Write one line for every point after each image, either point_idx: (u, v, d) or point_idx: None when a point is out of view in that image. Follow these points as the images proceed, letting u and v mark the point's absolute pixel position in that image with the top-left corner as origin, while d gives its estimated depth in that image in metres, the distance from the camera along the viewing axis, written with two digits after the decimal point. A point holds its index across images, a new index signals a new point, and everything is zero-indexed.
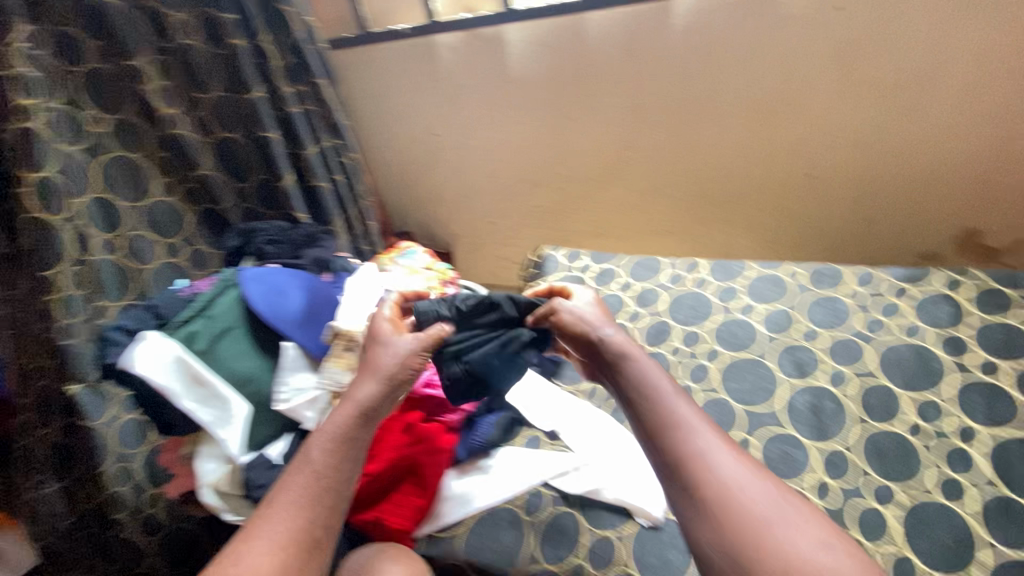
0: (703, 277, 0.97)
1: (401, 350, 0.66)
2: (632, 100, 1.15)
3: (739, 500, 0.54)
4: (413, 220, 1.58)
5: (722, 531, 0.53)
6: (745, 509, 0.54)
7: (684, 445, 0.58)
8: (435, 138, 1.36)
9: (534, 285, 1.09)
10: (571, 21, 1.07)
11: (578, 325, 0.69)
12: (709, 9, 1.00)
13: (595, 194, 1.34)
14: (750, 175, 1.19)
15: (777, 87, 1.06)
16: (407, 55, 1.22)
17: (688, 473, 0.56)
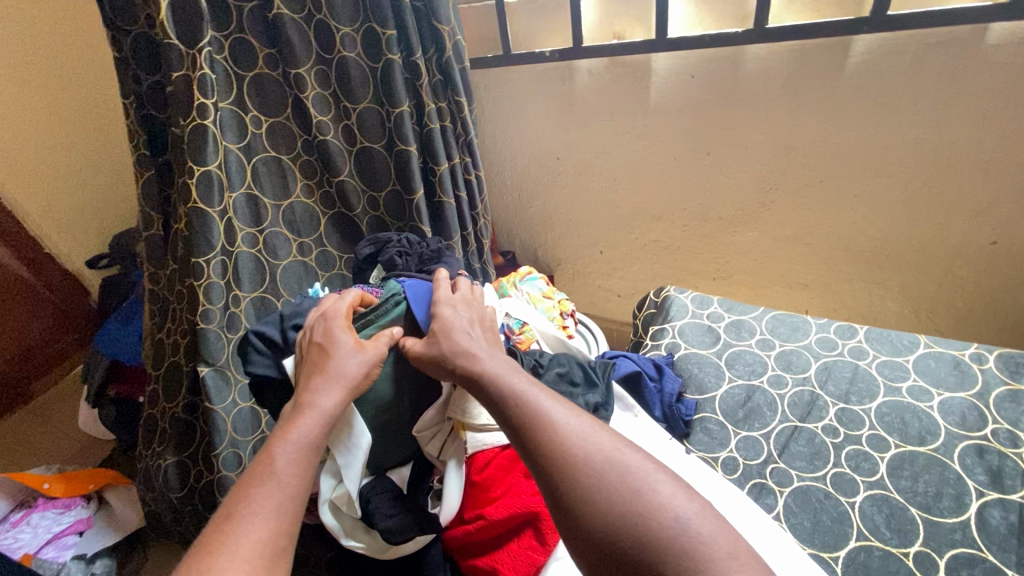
0: (860, 345, 0.85)
1: (349, 366, 0.61)
2: (783, 139, 1.05)
3: (644, 495, 0.47)
4: (520, 240, 1.56)
5: (633, 547, 0.45)
6: (642, 499, 0.47)
7: (587, 456, 0.50)
8: (557, 162, 1.34)
9: (656, 327, 1.01)
10: (728, 53, 1.00)
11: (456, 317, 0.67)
12: (895, 48, 0.89)
13: (722, 235, 1.25)
14: (914, 232, 1.05)
15: (967, 139, 0.92)
16: (544, 78, 1.21)
17: (597, 491, 0.48)
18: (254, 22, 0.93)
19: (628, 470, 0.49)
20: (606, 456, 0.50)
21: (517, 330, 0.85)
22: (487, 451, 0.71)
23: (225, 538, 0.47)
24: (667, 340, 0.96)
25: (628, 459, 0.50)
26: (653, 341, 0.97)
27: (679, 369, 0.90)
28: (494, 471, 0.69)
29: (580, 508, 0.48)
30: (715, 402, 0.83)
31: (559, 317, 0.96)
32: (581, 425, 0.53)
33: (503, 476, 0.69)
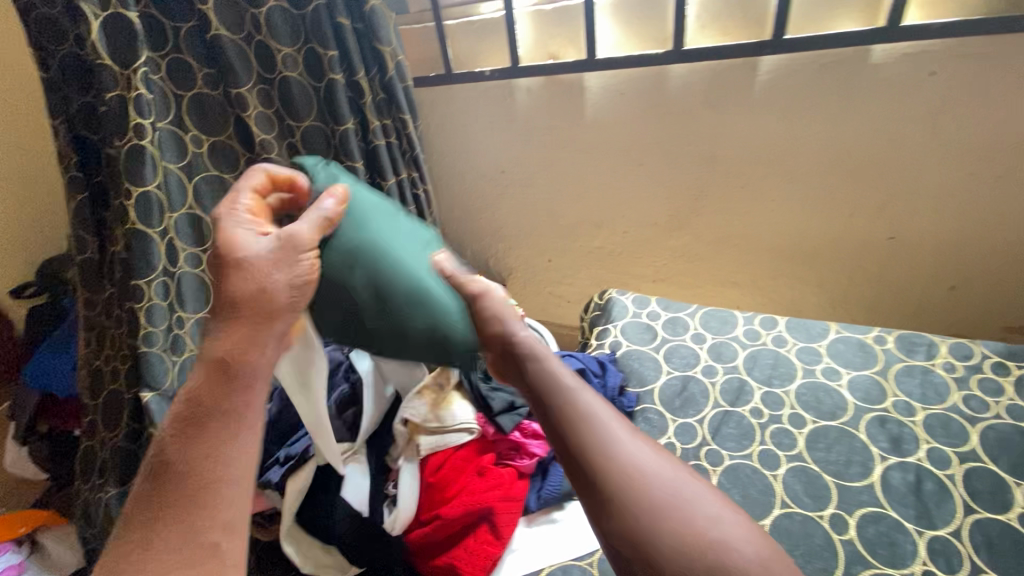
0: (780, 334, 0.94)
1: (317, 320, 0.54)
2: (707, 149, 1.14)
3: (689, 511, 0.47)
4: (471, 252, 1.59)
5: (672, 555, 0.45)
6: (684, 510, 0.47)
7: (643, 476, 0.48)
8: (502, 175, 1.39)
9: (600, 327, 1.07)
10: (653, 72, 1.09)
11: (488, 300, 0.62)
12: (796, 68, 0.99)
13: (659, 240, 1.34)
14: (825, 231, 1.16)
15: (862, 147, 1.03)
16: (486, 96, 1.26)
17: (644, 513, 0.47)
18: (191, 44, 0.93)
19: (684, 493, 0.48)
20: (658, 478, 0.49)
21: None
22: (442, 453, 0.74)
23: (187, 511, 0.44)
24: (610, 339, 1.02)
25: (682, 484, 0.49)
26: (598, 341, 1.03)
27: (621, 365, 0.96)
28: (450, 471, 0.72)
29: (623, 516, 0.46)
30: (654, 394, 0.89)
31: None
32: (636, 443, 0.51)
33: (458, 475, 0.72)
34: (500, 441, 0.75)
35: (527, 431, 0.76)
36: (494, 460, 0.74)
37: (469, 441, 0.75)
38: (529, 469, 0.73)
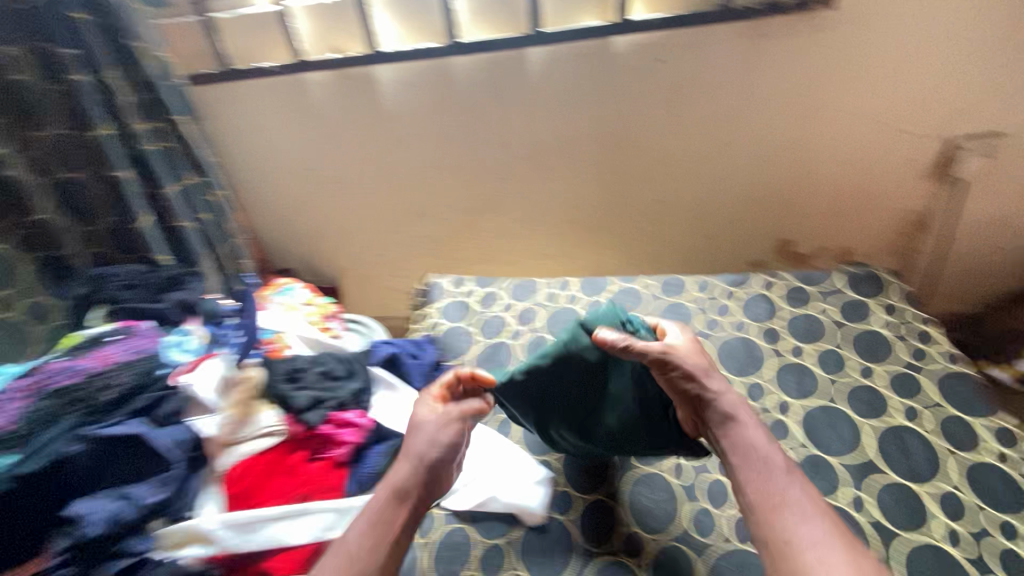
0: (574, 293, 1.07)
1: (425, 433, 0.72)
2: (500, 133, 1.24)
3: (785, 538, 0.60)
4: (296, 255, 1.53)
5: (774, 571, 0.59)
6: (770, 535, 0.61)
7: (763, 474, 0.66)
8: (313, 173, 1.36)
9: (421, 311, 1.11)
10: (438, 64, 1.14)
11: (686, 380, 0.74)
12: (558, 57, 1.11)
13: (477, 222, 1.41)
14: (610, 200, 1.33)
15: (623, 125, 1.20)
16: (277, 92, 1.22)
17: (760, 510, 0.64)
18: None
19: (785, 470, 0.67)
20: (743, 471, 0.67)
21: (269, 339, 0.90)
22: (244, 463, 0.73)
23: None
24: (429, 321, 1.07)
25: (780, 475, 0.66)
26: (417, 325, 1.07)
27: (439, 342, 1.01)
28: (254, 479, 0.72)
29: (781, 543, 0.60)
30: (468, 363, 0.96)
31: (319, 319, 1.01)
32: (741, 448, 0.69)
33: (266, 481, 0.73)
34: (312, 438, 0.77)
35: (337, 422, 0.77)
36: (307, 457, 0.76)
37: (277, 444, 0.75)
38: (342, 458, 0.76)
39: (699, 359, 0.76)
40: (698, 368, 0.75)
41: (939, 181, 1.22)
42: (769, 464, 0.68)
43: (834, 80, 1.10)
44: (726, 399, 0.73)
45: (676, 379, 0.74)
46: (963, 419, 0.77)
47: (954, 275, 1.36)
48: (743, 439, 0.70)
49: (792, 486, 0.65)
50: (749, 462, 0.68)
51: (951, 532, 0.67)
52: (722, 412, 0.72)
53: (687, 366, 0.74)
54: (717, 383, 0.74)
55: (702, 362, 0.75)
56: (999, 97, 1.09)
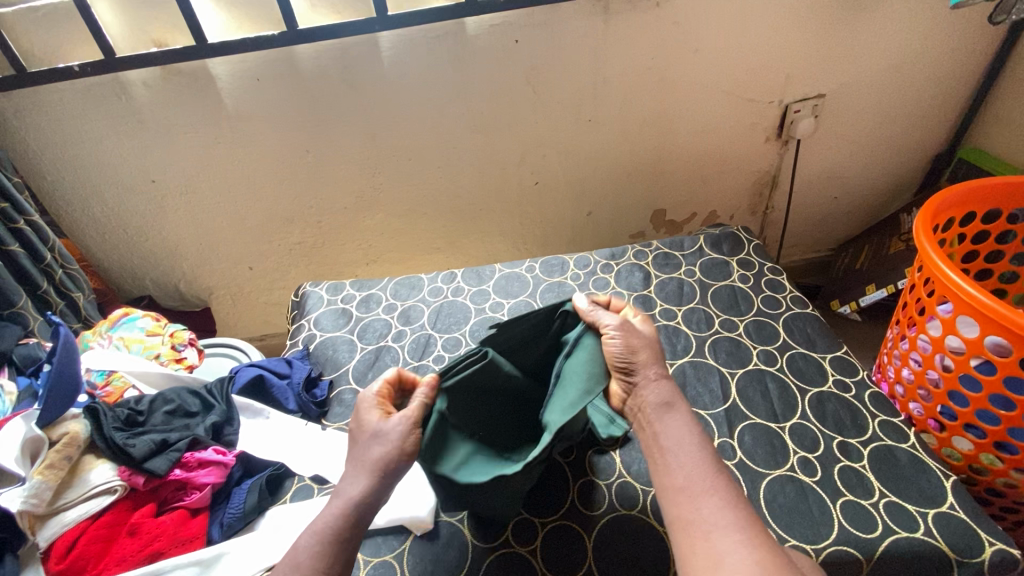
0: (458, 285, 1.04)
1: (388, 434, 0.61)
2: (364, 125, 1.17)
3: (699, 537, 0.52)
4: (152, 279, 1.36)
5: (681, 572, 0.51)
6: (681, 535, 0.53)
7: (687, 452, 0.58)
8: (154, 185, 1.20)
9: (295, 325, 1.02)
10: (281, 55, 1.05)
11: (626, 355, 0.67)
12: (412, 41, 1.06)
13: (355, 222, 1.34)
14: (489, 185, 1.31)
15: (490, 108, 1.18)
16: (90, 96, 1.05)
17: (673, 484, 0.57)
18: None
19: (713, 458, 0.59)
20: (670, 456, 0.59)
21: (102, 382, 0.79)
22: (72, 531, 0.63)
23: None
24: (304, 335, 0.98)
25: (702, 456, 0.58)
26: (291, 340, 0.98)
27: (316, 356, 0.94)
28: (88, 548, 0.63)
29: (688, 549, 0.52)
30: (348, 374, 0.90)
31: (170, 350, 0.91)
32: (673, 431, 0.60)
33: (104, 547, 0.64)
34: (162, 487, 0.69)
35: (190, 464, 0.70)
36: (156, 510, 0.68)
37: (116, 502, 0.66)
38: (202, 502, 0.70)
39: (650, 347, 0.69)
40: (647, 353, 0.67)
41: (781, 141, 1.34)
42: (699, 452, 0.59)
43: (681, 52, 1.15)
44: (662, 387, 0.65)
45: (619, 360, 0.67)
46: (809, 356, 0.84)
47: (803, 224, 1.52)
48: (676, 428, 0.61)
49: (718, 472, 0.57)
50: (680, 451, 0.59)
51: (804, 461, 0.71)
52: (658, 399, 0.64)
53: (636, 347, 0.67)
54: (659, 372, 0.66)
55: (647, 350, 0.67)
56: (820, 60, 1.21)
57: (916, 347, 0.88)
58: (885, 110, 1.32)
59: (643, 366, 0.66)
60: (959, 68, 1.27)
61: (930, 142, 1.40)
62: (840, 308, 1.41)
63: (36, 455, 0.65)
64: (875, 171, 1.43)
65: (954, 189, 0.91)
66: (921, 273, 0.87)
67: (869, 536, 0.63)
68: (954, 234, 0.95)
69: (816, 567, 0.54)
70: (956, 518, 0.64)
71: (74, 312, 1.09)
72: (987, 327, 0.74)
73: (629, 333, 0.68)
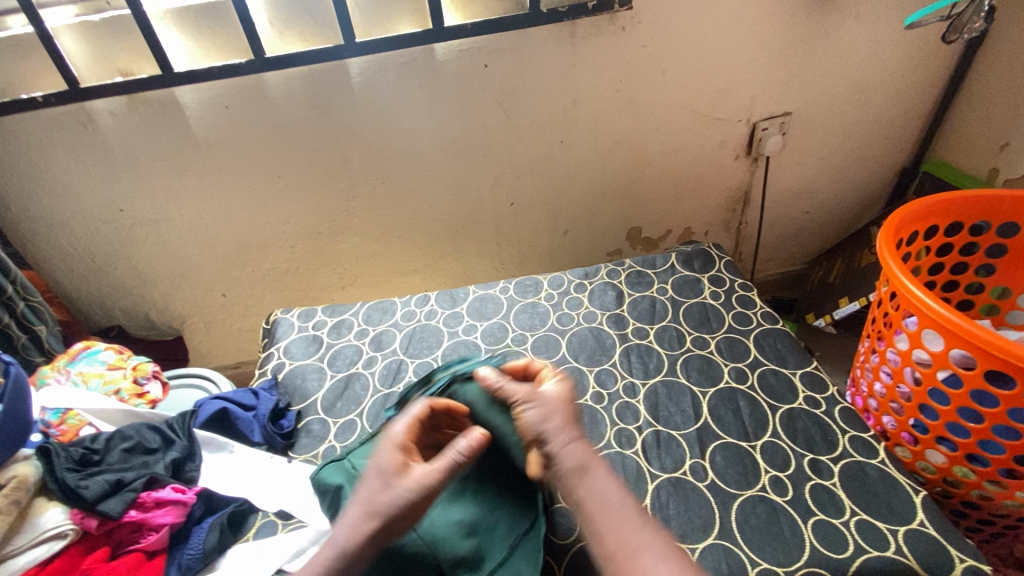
0: (431, 308, 1.04)
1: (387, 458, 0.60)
2: (336, 151, 1.17)
3: None
4: (122, 309, 1.34)
5: None
6: None
7: (607, 521, 0.54)
8: (123, 214, 1.18)
9: (265, 353, 1.00)
10: (249, 82, 1.05)
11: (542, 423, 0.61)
12: (382, 67, 1.07)
13: (329, 246, 1.33)
14: (464, 207, 1.31)
15: (461, 132, 1.19)
16: (55, 126, 1.03)
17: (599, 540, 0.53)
18: None
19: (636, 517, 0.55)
20: (591, 528, 0.54)
21: (57, 421, 0.76)
22: None
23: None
24: (273, 363, 0.97)
25: (630, 522, 0.54)
26: (259, 369, 0.97)
27: (285, 384, 0.92)
28: None
29: None
30: (317, 404, 0.88)
31: (132, 384, 0.89)
32: (594, 499, 0.56)
33: None
34: (116, 530, 0.67)
35: (147, 504, 0.68)
36: (109, 554, 0.65)
37: (66, 547, 0.63)
38: (159, 543, 0.67)
39: (561, 408, 0.63)
40: (555, 417, 0.62)
41: (751, 158, 1.36)
42: (617, 518, 0.54)
43: (648, 74, 1.17)
44: (575, 450, 0.59)
45: (526, 426, 0.62)
46: (779, 372, 0.84)
47: (777, 238, 1.54)
48: (599, 491, 0.56)
49: (642, 539, 0.52)
50: (607, 518, 0.54)
51: (775, 481, 0.71)
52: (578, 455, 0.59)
53: (537, 413, 0.62)
54: (571, 433, 0.61)
55: (557, 412, 0.62)
56: (784, 80, 1.24)
57: (885, 361, 0.89)
58: (850, 127, 1.35)
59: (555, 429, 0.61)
60: (918, 85, 1.31)
61: (896, 156, 1.43)
62: (815, 321, 1.42)
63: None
64: (844, 186, 1.46)
65: (916, 203, 0.93)
66: (887, 288, 0.88)
67: (841, 556, 0.63)
68: (918, 248, 0.97)
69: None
70: (926, 535, 0.63)
71: (37, 346, 1.06)
72: (951, 340, 0.75)
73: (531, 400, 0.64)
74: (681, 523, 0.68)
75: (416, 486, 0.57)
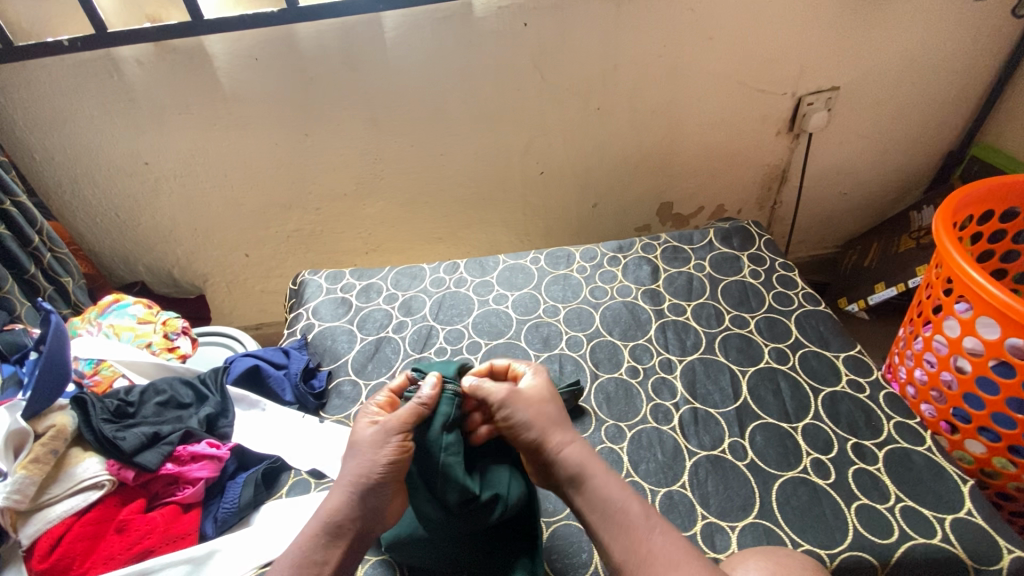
0: (461, 275, 1.01)
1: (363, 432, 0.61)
2: (365, 110, 1.13)
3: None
4: (146, 266, 1.33)
5: None
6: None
7: (620, 511, 0.55)
8: (147, 167, 1.16)
9: (293, 314, 0.99)
10: (280, 33, 1.01)
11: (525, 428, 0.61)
12: (417, 22, 1.02)
13: (354, 209, 1.30)
14: (493, 175, 1.28)
15: (495, 95, 1.15)
16: (81, 73, 1.00)
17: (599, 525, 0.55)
18: None
19: (645, 514, 0.55)
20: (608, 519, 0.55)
21: (90, 371, 0.77)
22: (57, 528, 0.60)
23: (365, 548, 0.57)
24: (302, 323, 0.95)
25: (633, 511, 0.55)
26: (288, 329, 0.95)
27: (315, 346, 0.91)
28: (74, 545, 0.60)
29: None
30: (347, 365, 0.87)
31: (162, 339, 0.88)
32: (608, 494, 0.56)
33: (91, 544, 0.61)
34: (152, 483, 0.66)
35: (182, 457, 0.68)
36: (146, 506, 0.65)
37: (104, 497, 0.63)
38: (194, 497, 0.67)
39: (545, 406, 0.64)
40: (542, 418, 0.62)
41: (792, 135, 1.31)
42: (626, 514, 0.55)
43: (693, 39, 1.12)
44: (572, 453, 0.60)
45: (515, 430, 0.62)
46: (821, 355, 0.82)
47: (811, 220, 1.49)
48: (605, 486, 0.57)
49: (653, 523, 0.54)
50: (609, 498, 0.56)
51: (817, 463, 0.69)
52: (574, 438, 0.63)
53: (523, 415, 0.62)
54: (558, 445, 0.60)
55: (548, 411, 0.63)
56: (835, 51, 1.17)
57: (930, 347, 0.86)
58: (899, 105, 1.29)
59: (544, 430, 0.61)
60: (976, 62, 1.24)
61: (943, 138, 1.37)
62: (847, 306, 1.39)
63: (17, 451, 0.62)
64: (885, 168, 1.41)
65: (976, 185, 0.89)
66: (939, 272, 0.84)
67: (885, 541, 0.61)
68: (971, 232, 0.93)
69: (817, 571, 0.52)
70: (974, 524, 0.61)
71: (63, 297, 1.06)
72: (1009, 329, 0.72)
73: (517, 401, 0.63)
74: (720, 500, 0.67)
75: (380, 426, 0.59)
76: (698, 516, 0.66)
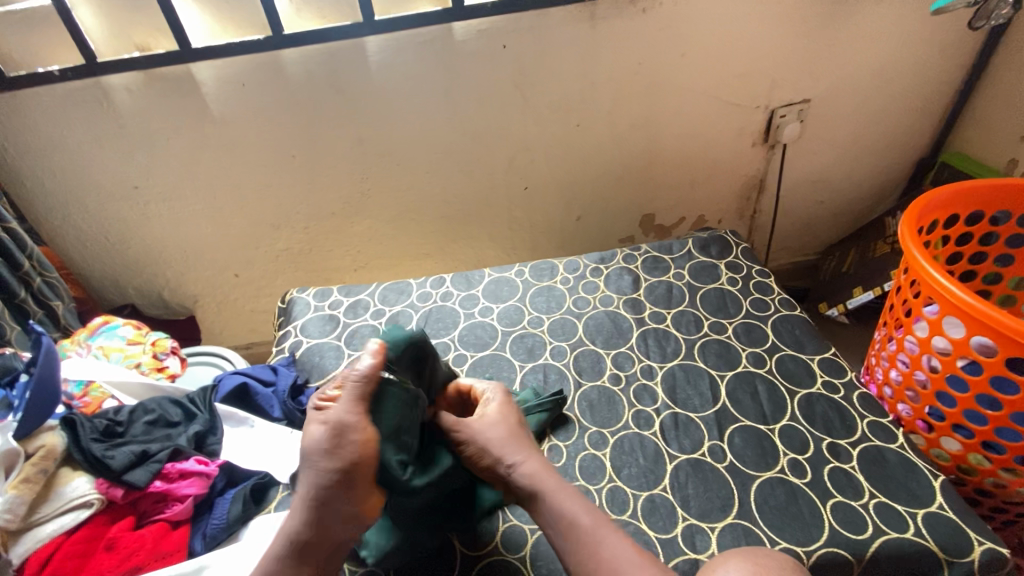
0: (447, 289, 1.03)
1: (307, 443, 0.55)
2: (351, 132, 1.16)
3: None
4: (136, 288, 1.34)
5: None
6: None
7: (570, 526, 0.57)
8: (137, 192, 1.18)
9: (281, 331, 1.01)
10: (267, 60, 1.04)
11: (481, 454, 0.63)
12: (400, 46, 1.06)
13: (343, 227, 1.32)
14: (478, 191, 1.31)
15: (478, 114, 1.18)
16: (71, 101, 1.03)
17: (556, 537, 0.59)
18: None
19: (596, 527, 0.57)
20: (558, 528, 0.57)
21: (80, 393, 0.78)
22: (47, 547, 0.61)
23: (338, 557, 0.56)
24: (290, 341, 0.97)
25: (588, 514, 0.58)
26: (277, 346, 0.97)
27: (303, 362, 0.92)
28: (63, 564, 0.60)
29: None
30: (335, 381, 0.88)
31: (151, 359, 0.90)
32: (559, 507, 0.58)
33: (80, 563, 0.61)
34: (141, 501, 0.67)
35: (171, 475, 0.69)
36: (135, 524, 0.66)
37: (93, 516, 0.64)
38: (183, 514, 0.68)
39: (501, 427, 0.66)
40: (497, 439, 0.64)
41: (767, 146, 1.35)
42: (576, 530, 0.56)
43: (667, 57, 1.16)
44: (526, 470, 0.61)
45: (471, 457, 0.64)
46: (797, 358, 0.84)
47: (790, 228, 1.53)
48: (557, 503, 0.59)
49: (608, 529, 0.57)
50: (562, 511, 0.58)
51: (794, 463, 0.71)
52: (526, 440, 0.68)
53: (477, 441, 0.64)
54: (517, 456, 0.62)
55: (499, 431, 0.65)
56: (804, 66, 1.22)
57: (903, 348, 0.89)
58: (869, 115, 1.34)
59: (500, 451, 0.63)
60: (940, 73, 1.29)
61: (914, 146, 1.42)
62: (828, 310, 1.42)
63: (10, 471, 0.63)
64: (859, 175, 1.45)
65: (938, 190, 0.92)
66: (907, 275, 0.87)
67: (860, 537, 0.63)
68: (939, 235, 0.97)
69: (790, 567, 0.53)
70: (945, 518, 0.63)
71: (53, 321, 1.07)
72: (973, 327, 0.75)
73: (471, 427, 0.65)
74: (701, 503, 0.68)
75: (331, 427, 0.54)
76: (679, 518, 0.67)
